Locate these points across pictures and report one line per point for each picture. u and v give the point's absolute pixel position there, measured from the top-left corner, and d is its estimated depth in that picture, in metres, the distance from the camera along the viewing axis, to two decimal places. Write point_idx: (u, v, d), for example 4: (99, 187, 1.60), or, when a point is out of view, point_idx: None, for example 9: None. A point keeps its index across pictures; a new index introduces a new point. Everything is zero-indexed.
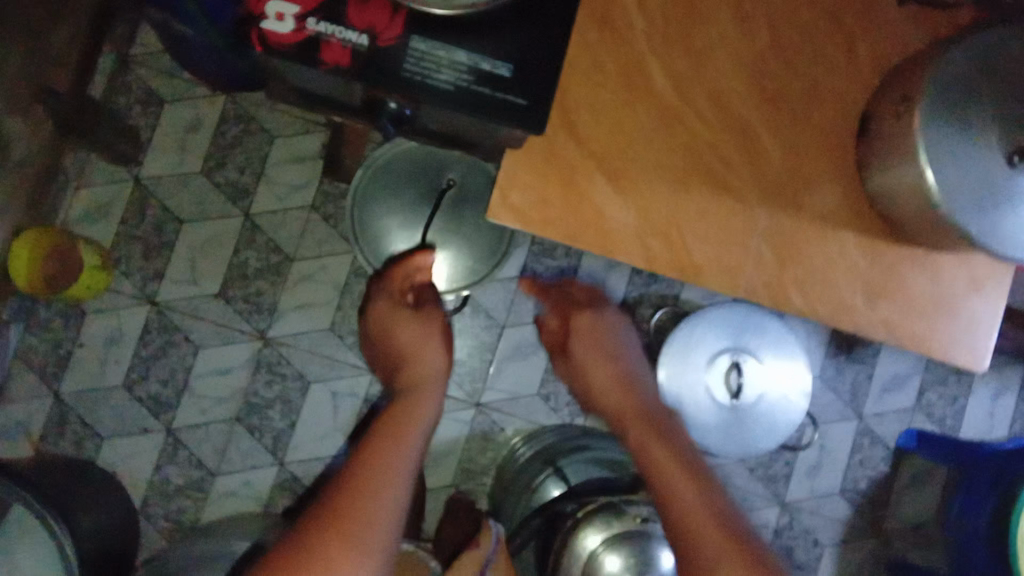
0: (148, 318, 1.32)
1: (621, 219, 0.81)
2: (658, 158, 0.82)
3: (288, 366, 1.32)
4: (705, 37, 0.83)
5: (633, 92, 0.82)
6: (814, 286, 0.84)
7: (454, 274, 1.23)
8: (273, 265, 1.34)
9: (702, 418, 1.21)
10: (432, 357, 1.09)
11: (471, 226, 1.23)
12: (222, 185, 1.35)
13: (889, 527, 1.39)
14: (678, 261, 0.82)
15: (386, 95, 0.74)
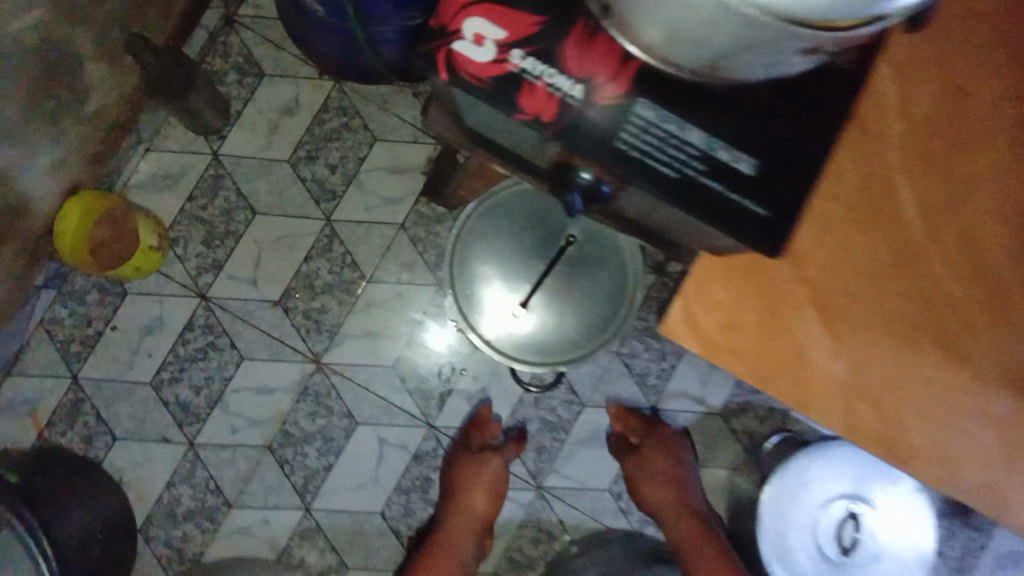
0: (194, 313, 1.16)
1: (826, 370, 0.65)
2: (887, 305, 0.65)
3: (337, 400, 1.16)
4: (982, 164, 0.64)
5: (872, 217, 0.65)
6: None
7: (553, 344, 1.04)
8: (345, 282, 1.17)
9: (804, 569, 1.06)
10: (478, 497, 1.09)
11: (585, 292, 1.03)
12: (307, 179, 1.19)
13: None
14: (885, 437, 0.65)
15: (583, 164, 0.56)
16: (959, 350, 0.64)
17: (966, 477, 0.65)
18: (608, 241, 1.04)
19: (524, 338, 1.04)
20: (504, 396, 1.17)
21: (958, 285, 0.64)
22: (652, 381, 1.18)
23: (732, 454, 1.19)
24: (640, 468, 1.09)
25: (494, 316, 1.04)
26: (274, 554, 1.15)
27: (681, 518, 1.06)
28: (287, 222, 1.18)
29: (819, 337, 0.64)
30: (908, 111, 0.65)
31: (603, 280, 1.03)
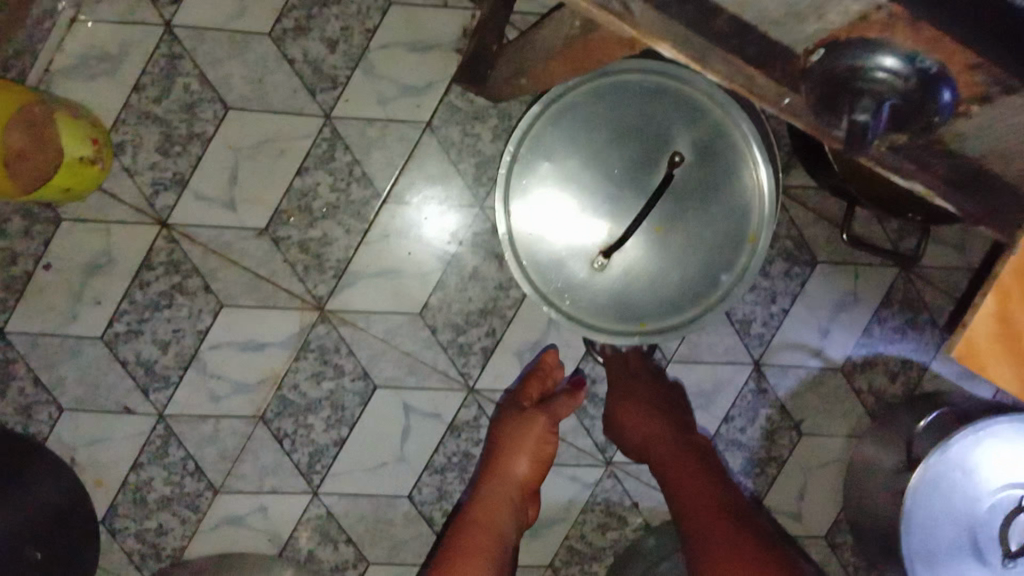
0: (154, 244, 0.87)
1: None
2: None
3: (349, 357, 0.88)
4: None
5: None
6: None
7: (646, 304, 0.76)
8: (353, 201, 0.87)
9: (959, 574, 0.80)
10: (523, 461, 0.79)
11: (694, 233, 0.74)
12: (296, 61, 0.87)
13: None
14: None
15: (909, 47, 0.30)
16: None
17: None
18: (727, 158, 0.73)
19: (604, 295, 0.76)
20: (566, 352, 0.90)
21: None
22: (757, 330, 0.91)
23: (853, 420, 0.93)
24: (614, 428, 0.84)
25: (565, 258, 0.76)
26: (274, 549, 0.90)
27: (655, 451, 0.78)
28: (275, 120, 0.87)
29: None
30: None
31: (721, 216, 0.74)
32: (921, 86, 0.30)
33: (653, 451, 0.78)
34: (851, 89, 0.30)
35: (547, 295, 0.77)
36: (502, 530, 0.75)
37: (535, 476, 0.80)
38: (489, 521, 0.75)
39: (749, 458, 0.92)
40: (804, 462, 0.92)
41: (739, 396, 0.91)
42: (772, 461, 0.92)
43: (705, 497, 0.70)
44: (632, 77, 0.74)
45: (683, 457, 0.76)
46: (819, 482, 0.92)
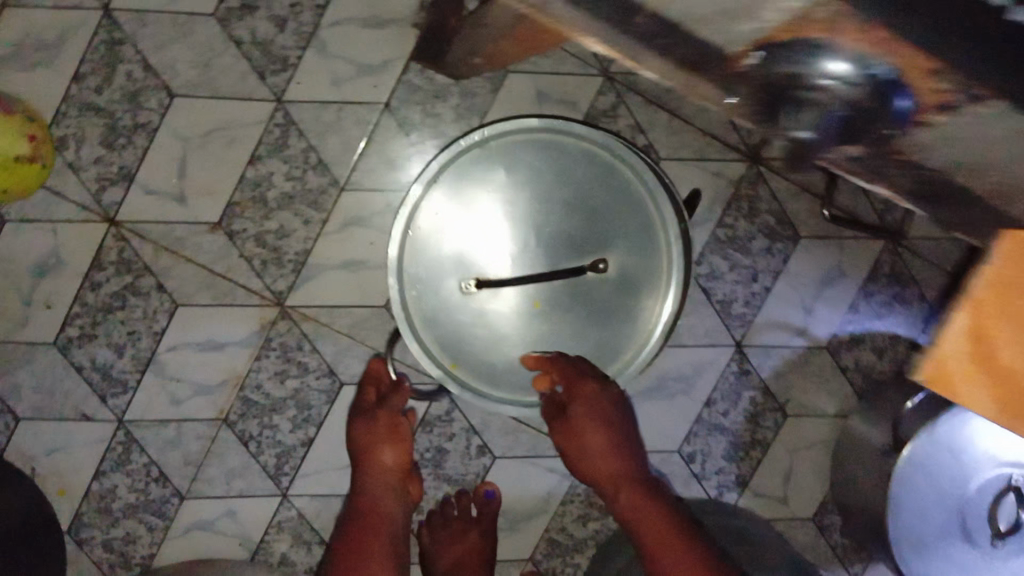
0: (103, 243, 0.82)
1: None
2: None
3: (313, 354, 0.84)
4: None
5: None
6: None
7: (474, 360, 0.75)
8: (309, 190, 0.83)
9: (947, 559, 0.78)
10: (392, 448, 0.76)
11: (559, 327, 0.74)
12: (243, 42, 0.82)
13: None
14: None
15: (861, 49, 0.24)
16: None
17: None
18: (645, 294, 0.76)
19: (451, 318, 0.74)
20: None
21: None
22: (738, 311, 0.87)
23: (839, 398, 0.90)
24: (567, 446, 0.71)
25: (440, 260, 0.74)
26: (247, 552, 0.87)
27: (621, 494, 0.69)
28: (223, 106, 0.82)
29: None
30: None
31: (590, 334, 0.75)
32: (874, 97, 0.25)
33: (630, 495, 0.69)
34: (787, 101, 0.26)
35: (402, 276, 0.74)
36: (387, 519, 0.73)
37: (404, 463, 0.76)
38: (378, 507, 0.73)
39: (733, 441, 0.88)
40: (790, 443, 0.89)
41: (721, 379, 0.87)
42: (756, 444, 0.89)
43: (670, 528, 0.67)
44: (614, 177, 0.75)
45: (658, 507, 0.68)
46: (805, 462, 0.90)
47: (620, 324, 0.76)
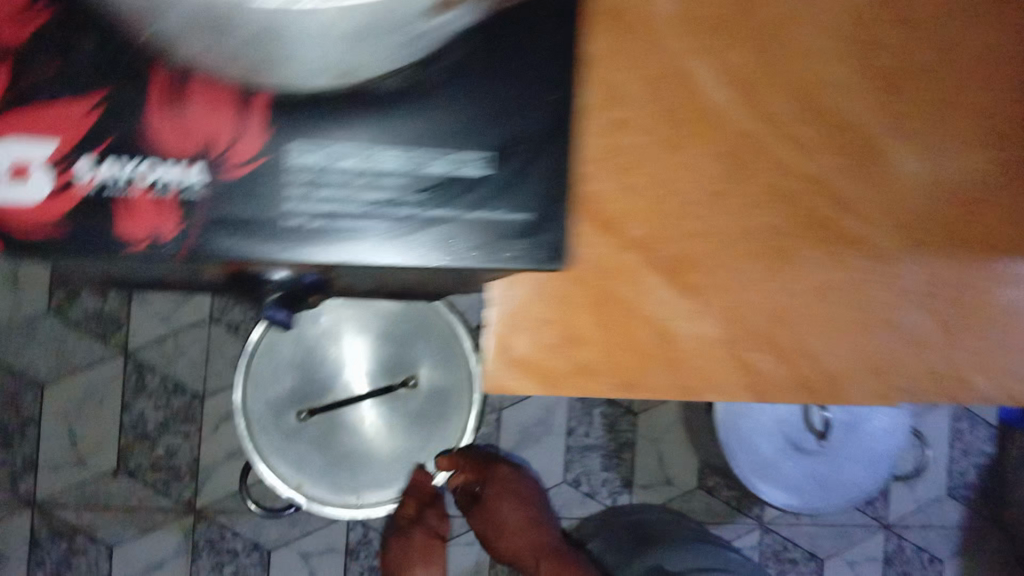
0: (33, 526, 0.96)
1: (686, 311, 0.48)
2: (728, 273, 0.48)
3: (237, 538, 0.98)
4: (726, 136, 0.48)
5: (672, 181, 0.47)
6: (1000, 354, 0.51)
7: (315, 481, 0.84)
8: (179, 410, 0.98)
9: (791, 471, 0.94)
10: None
11: (382, 439, 0.87)
12: (81, 320, 0.98)
13: (1011, 516, 1.15)
14: (768, 369, 0.50)
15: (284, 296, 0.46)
16: (838, 191, 0.49)
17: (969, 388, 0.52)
18: (455, 402, 0.88)
19: (289, 452, 0.84)
20: None
21: (839, 94, 0.49)
22: None
23: None
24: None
25: (271, 402, 0.83)
26: None
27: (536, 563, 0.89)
28: (85, 376, 0.98)
29: (711, 264, 0.48)
30: (659, 88, 0.47)
31: (412, 441, 0.87)
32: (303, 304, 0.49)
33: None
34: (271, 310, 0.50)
35: (251, 416, 0.83)
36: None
37: None
38: None
39: (603, 454, 1.04)
40: (650, 434, 1.05)
41: (570, 409, 1.03)
42: (623, 446, 1.04)
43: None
44: (412, 312, 0.87)
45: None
46: (669, 444, 1.05)
47: (435, 425, 0.88)
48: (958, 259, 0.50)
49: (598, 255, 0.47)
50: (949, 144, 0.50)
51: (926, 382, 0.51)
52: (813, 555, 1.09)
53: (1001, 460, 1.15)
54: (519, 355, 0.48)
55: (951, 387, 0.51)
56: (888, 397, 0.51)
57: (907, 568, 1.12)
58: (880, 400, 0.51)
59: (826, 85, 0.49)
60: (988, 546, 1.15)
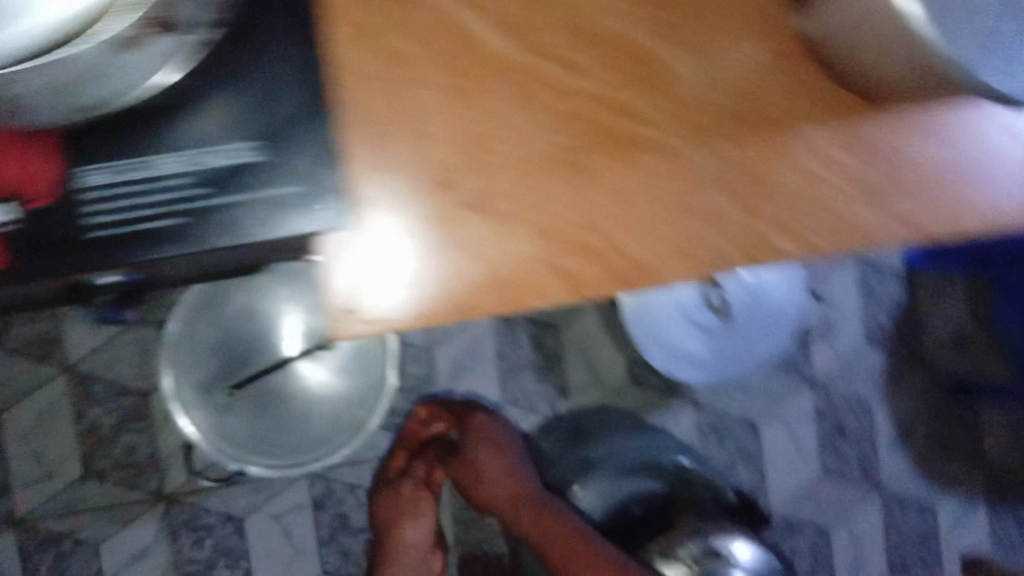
0: (18, 541, 1.02)
1: (503, 234, 0.53)
2: (527, 193, 0.53)
3: (210, 513, 1.05)
4: (499, 70, 0.52)
5: (459, 121, 0.52)
6: (796, 214, 0.57)
7: (254, 446, 0.91)
8: (129, 410, 1.04)
9: (698, 350, 1.02)
10: (412, 522, 1.01)
11: (313, 398, 0.93)
12: (15, 347, 1.02)
13: (931, 351, 1.21)
14: (587, 273, 0.54)
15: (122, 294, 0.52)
16: (623, 100, 0.54)
17: (776, 250, 0.57)
18: (374, 351, 0.95)
19: (227, 423, 0.90)
20: None
21: (601, 11, 0.54)
22: None
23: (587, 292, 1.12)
24: (466, 473, 0.97)
25: (201, 382, 0.90)
26: None
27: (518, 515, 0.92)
28: (33, 397, 1.03)
29: (515, 190, 0.53)
30: (431, 38, 0.52)
31: (341, 394, 0.94)
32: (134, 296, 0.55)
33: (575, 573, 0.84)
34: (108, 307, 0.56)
35: (181, 400, 0.89)
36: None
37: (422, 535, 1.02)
38: None
39: (533, 370, 1.10)
40: (574, 343, 1.11)
41: (495, 336, 1.10)
42: (551, 359, 1.11)
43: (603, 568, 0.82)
44: None
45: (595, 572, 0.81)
46: (594, 348, 1.12)
47: (360, 376, 0.95)
48: (743, 136, 0.56)
49: (411, 201, 0.52)
50: (718, 43, 0.55)
51: (733, 251, 0.57)
52: (749, 423, 1.16)
53: (914, 301, 1.21)
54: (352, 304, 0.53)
55: (758, 251, 0.57)
56: (700, 273, 0.57)
57: (841, 417, 1.18)
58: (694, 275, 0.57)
59: (596, 10, 0.54)
60: (915, 382, 1.21)
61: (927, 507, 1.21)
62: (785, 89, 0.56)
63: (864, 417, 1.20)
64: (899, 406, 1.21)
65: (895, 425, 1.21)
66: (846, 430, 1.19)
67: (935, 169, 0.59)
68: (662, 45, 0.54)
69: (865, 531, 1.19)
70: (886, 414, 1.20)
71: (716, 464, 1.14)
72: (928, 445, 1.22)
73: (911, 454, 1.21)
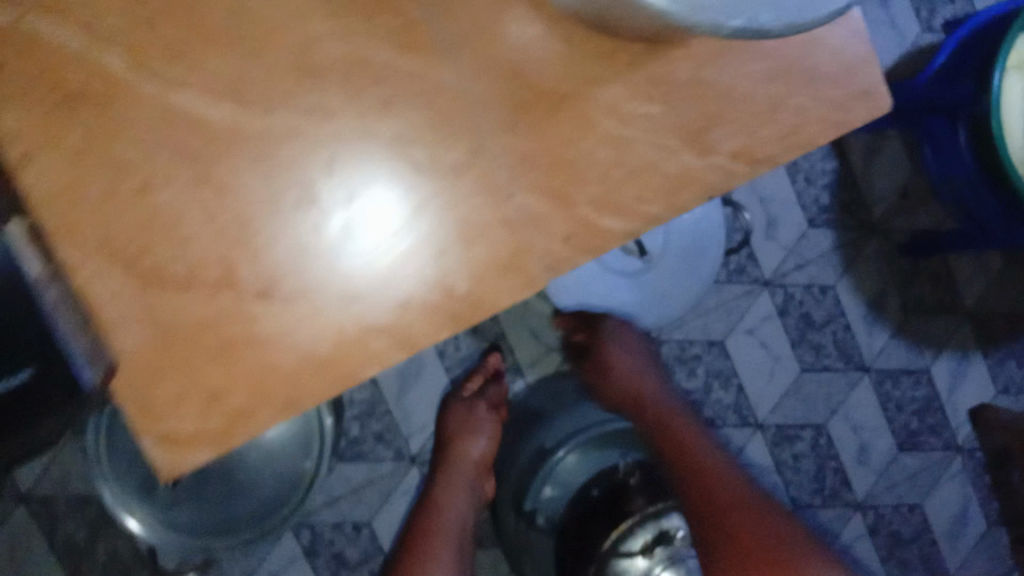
0: None
1: (306, 310, 0.49)
2: (321, 261, 0.49)
3: None
4: (244, 144, 0.48)
5: (218, 210, 0.48)
6: (619, 186, 0.53)
7: (208, 529, 0.89)
8: (99, 515, 1.02)
9: (628, 299, 0.97)
10: (474, 441, 0.95)
11: (255, 465, 0.89)
12: None
13: (881, 213, 1.16)
14: (407, 322, 0.50)
15: None
16: (389, 133, 0.49)
17: (608, 233, 0.53)
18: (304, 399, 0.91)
19: (173, 515, 0.87)
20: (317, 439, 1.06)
21: (333, 41, 0.48)
22: None
23: None
24: (596, 368, 0.92)
25: (135, 483, 0.86)
26: None
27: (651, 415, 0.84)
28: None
29: (303, 261, 0.49)
30: (149, 137, 0.47)
31: (283, 452, 0.90)
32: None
33: (719, 516, 0.67)
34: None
35: (124, 505, 0.85)
36: (451, 509, 0.87)
37: (479, 452, 0.95)
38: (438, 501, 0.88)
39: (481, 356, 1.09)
40: (511, 317, 1.09)
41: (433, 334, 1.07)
42: (495, 340, 1.09)
43: (748, 513, 0.66)
44: None
45: (717, 467, 0.73)
46: (534, 318, 1.09)
47: (297, 430, 0.91)
48: (533, 126, 0.51)
49: (188, 316, 0.48)
50: (474, 35, 0.50)
51: (563, 250, 0.53)
52: (711, 342, 1.13)
53: (848, 170, 1.15)
54: (173, 433, 0.48)
55: (592, 241, 0.53)
56: (534, 285, 0.52)
57: (805, 308, 1.14)
58: (528, 288, 0.52)
59: (328, 43, 0.48)
60: (873, 250, 1.16)
61: (918, 371, 1.18)
62: (565, 63, 0.51)
63: (830, 301, 1.15)
64: (863, 279, 1.16)
65: (865, 299, 1.16)
66: (815, 320, 1.15)
67: (757, 92, 0.54)
68: (411, 57, 0.49)
69: (860, 413, 1.17)
70: (851, 290, 1.16)
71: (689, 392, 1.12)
72: (904, 310, 1.17)
73: (890, 324, 1.17)
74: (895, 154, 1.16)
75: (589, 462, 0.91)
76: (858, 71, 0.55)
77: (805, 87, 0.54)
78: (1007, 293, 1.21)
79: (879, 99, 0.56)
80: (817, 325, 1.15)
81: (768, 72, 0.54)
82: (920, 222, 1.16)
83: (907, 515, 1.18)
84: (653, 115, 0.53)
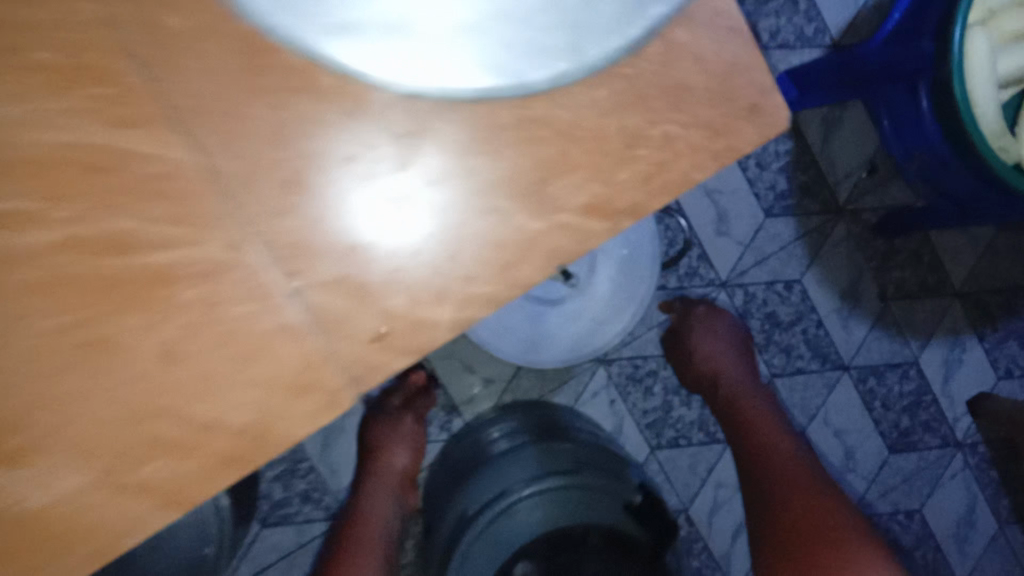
0: None
1: (23, 480, 0.38)
2: (39, 412, 0.38)
3: None
4: None
5: None
6: (436, 267, 0.41)
7: None
8: None
9: (566, 333, 0.86)
10: (399, 453, 0.90)
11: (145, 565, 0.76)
12: None
13: (847, 193, 1.04)
14: (171, 477, 0.39)
15: None
16: (116, 233, 0.38)
17: (433, 326, 0.41)
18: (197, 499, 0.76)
19: None
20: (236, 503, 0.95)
21: (20, 129, 0.37)
22: None
23: None
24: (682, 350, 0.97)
25: None
26: None
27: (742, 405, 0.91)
28: None
29: (15, 416, 0.37)
30: None
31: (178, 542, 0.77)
32: None
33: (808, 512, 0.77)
34: None
35: None
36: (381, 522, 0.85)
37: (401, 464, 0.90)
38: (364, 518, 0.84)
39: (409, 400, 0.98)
40: (439, 350, 0.98)
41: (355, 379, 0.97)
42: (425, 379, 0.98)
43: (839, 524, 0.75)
44: None
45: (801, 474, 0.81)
46: (466, 349, 0.99)
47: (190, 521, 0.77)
48: (314, 205, 0.40)
49: None
50: (220, 94, 0.39)
51: (375, 355, 0.41)
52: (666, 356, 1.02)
53: (805, 149, 1.03)
54: None
55: (416, 339, 0.41)
56: (340, 406, 0.41)
57: (770, 307, 1.03)
58: (330, 411, 0.41)
59: (15, 130, 0.37)
60: (841, 234, 1.04)
61: (906, 364, 1.06)
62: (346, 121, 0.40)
63: (797, 296, 1.03)
64: (832, 268, 1.04)
65: (837, 290, 1.04)
66: (782, 320, 1.03)
67: (609, 127, 0.42)
68: (135, 135, 0.38)
69: (844, 416, 1.05)
70: (820, 282, 1.04)
71: (647, 414, 1.02)
72: (883, 297, 1.05)
73: (868, 316, 1.05)
74: (857, 123, 1.04)
75: (535, 519, 0.75)
76: (737, 86, 0.43)
77: (672, 113, 0.42)
78: (997, 266, 1.09)
79: (773, 114, 0.43)
80: (784, 325, 1.03)
81: (620, 101, 0.42)
82: (891, 199, 1.05)
83: (907, 523, 1.08)
84: (473, 174, 0.41)
